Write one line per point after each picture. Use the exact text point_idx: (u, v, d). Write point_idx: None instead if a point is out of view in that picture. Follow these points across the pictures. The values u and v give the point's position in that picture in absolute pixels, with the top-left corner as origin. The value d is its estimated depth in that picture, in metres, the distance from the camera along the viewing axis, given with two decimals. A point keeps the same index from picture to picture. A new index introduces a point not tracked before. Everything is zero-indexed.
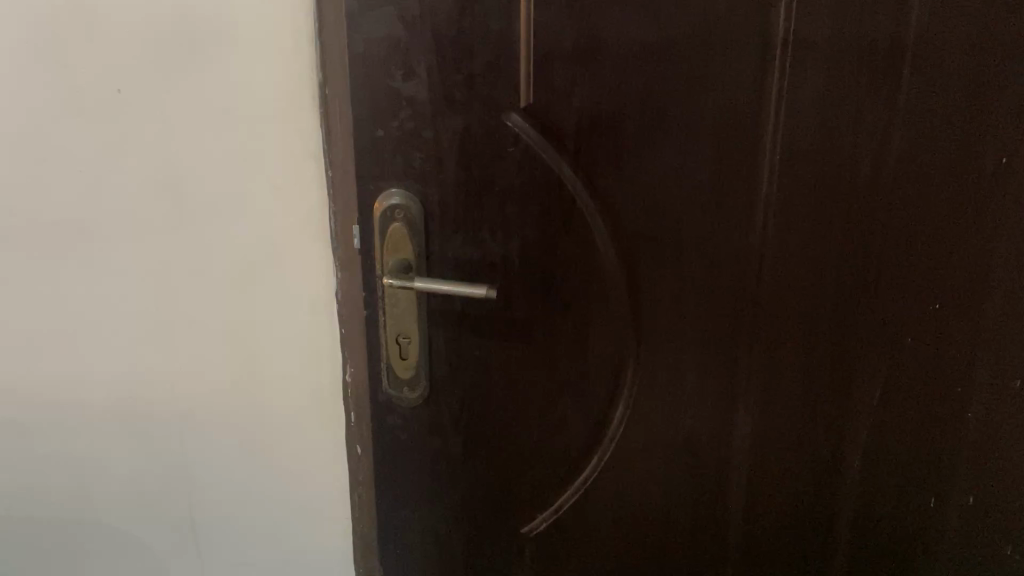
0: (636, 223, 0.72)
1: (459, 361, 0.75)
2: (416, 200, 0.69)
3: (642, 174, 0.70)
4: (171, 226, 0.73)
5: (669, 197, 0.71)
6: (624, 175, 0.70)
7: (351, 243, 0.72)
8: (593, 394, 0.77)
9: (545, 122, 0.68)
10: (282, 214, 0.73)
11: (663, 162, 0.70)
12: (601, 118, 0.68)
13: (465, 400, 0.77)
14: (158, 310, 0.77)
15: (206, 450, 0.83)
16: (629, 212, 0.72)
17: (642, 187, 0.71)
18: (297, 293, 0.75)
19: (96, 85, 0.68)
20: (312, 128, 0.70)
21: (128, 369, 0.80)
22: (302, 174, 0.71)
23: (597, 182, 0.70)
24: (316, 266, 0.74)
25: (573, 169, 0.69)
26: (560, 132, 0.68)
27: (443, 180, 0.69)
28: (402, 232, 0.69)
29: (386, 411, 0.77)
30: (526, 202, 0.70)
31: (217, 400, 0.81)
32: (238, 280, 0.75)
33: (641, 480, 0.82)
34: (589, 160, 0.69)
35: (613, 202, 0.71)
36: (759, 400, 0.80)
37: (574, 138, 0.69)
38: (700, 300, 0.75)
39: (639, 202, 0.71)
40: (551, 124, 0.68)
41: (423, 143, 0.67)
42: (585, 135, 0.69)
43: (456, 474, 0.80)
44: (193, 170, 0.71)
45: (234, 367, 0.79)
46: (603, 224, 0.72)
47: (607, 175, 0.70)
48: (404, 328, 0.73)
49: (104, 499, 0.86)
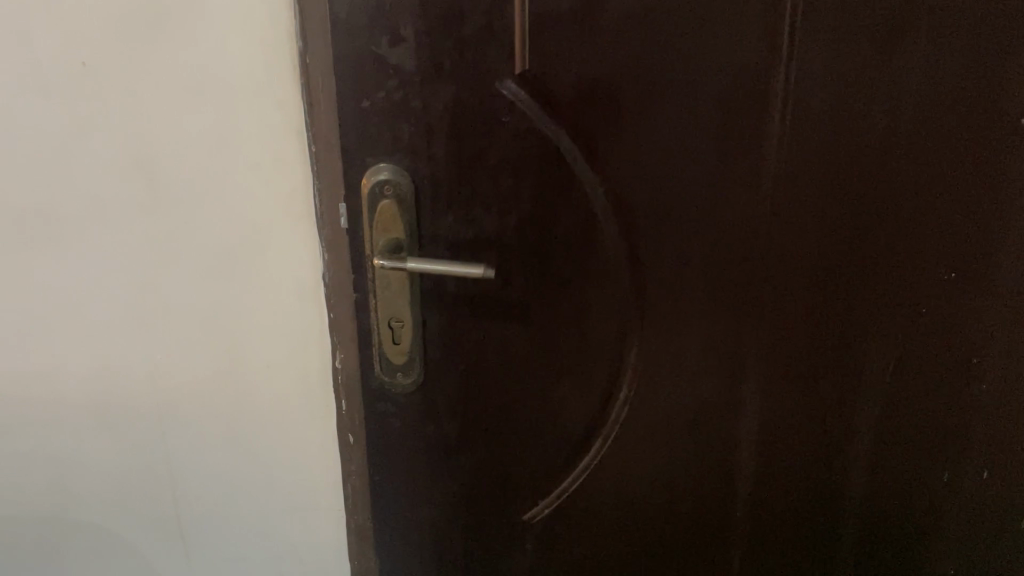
0: (637, 195, 0.68)
1: (455, 343, 0.71)
2: (406, 174, 0.65)
3: (644, 143, 0.67)
4: (145, 207, 0.69)
5: (671, 168, 0.68)
6: (625, 145, 0.66)
7: (338, 223, 0.68)
8: (594, 376, 0.74)
9: (542, 89, 0.64)
10: (262, 193, 0.68)
11: (666, 131, 0.66)
12: (600, 84, 0.64)
13: (461, 383, 0.73)
14: (134, 299, 0.73)
15: (191, 443, 0.79)
16: (631, 184, 0.68)
17: (644, 158, 0.67)
18: (282, 276, 0.71)
19: (59, 57, 0.63)
20: (293, 99, 0.65)
21: (106, 362, 0.76)
22: (283, 150, 0.67)
23: (597, 152, 0.66)
24: (301, 248, 0.70)
25: (572, 140, 0.66)
26: (557, 100, 0.64)
27: (433, 153, 0.65)
28: (393, 210, 0.65)
29: (378, 398, 0.73)
30: (522, 175, 0.66)
31: (199, 390, 0.77)
32: (218, 264, 0.71)
33: (645, 464, 0.79)
34: (588, 130, 0.66)
35: (612, 173, 0.67)
36: (767, 379, 0.77)
37: (571, 107, 0.65)
38: (704, 277, 0.72)
39: (640, 174, 0.68)
40: (548, 92, 0.64)
41: (412, 114, 0.63)
42: (583, 102, 0.65)
43: (453, 461, 0.76)
44: (166, 149, 0.67)
45: (216, 356, 0.75)
46: (604, 197, 0.68)
47: (607, 145, 0.66)
48: (396, 311, 0.69)
49: (85, 497, 0.82)
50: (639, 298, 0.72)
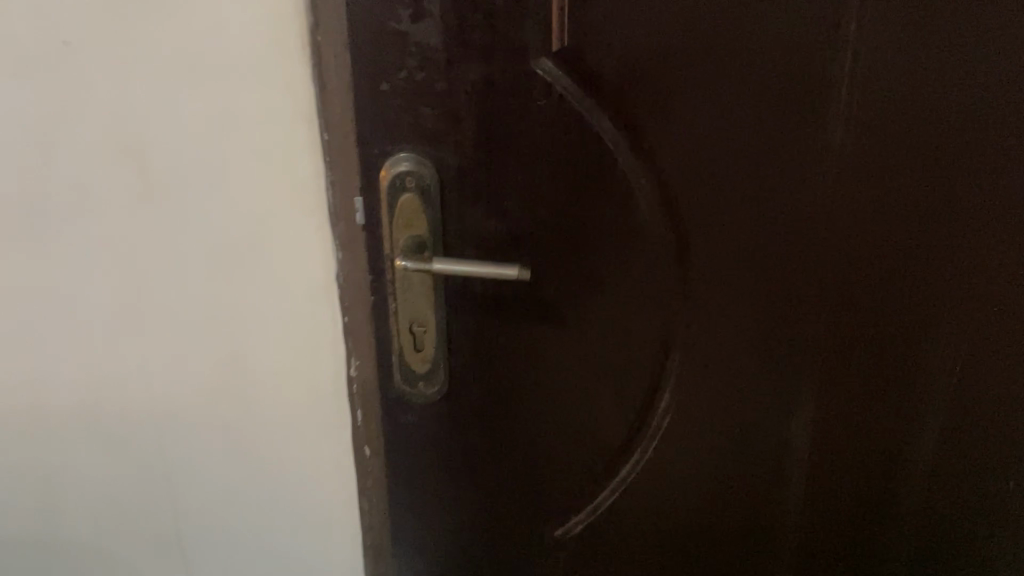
0: (684, 182, 0.62)
1: (483, 350, 0.65)
2: (429, 164, 0.58)
3: (694, 128, 0.60)
4: (138, 202, 0.62)
5: (721, 154, 0.61)
6: (672, 129, 0.60)
7: (352, 220, 0.61)
8: (633, 382, 0.68)
9: (581, 67, 0.57)
10: (270, 186, 0.61)
11: (716, 114, 0.60)
12: (647, 61, 0.58)
13: (488, 392, 0.67)
14: (128, 302, 0.66)
15: (193, 456, 0.73)
16: (677, 172, 0.62)
17: (691, 142, 0.61)
18: (292, 276, 0.65)
19: (37, 35, 0.55)
20: (302, 83, 0.57)
21: (99, 370, 0.69)
22: (291, 139, 0.59)
23: (640, 137, 0.60)
24: (313, 246, 0.63)
25: (614, 125, 0.59)
26: (598, 79, 0.58)
27: (459, 140, 0.58)
28: (416, 204, 0.59)
29: (398, 409, 0.67)
30: (558, 164, 0.60)
31: (201, 399, 0.70)
32: (222, 265, 0.64)
33: (688, 473, 0.74)
34: (631, 112, 0.59)
35: (656, 159, 0.61)
36: (822, 381, 0.71)
37: (613, 86, 0.58)
38: (752, 271, 0.66)
39: (688, 160, 0.61)
40: (588, 71, 0.58)
41: (436, 97, 0.56)
42: (628, 82, 0.58)
43: (480, 474, 0.70)
44: (161, 137, 0.59)
45: (220, 363, 0.69)
46: (649, 188, 0.62)
47: (651, 128, 0.60)
48: (418, 316, 0.62)
49: (81, 512, 0.76)
50: (682, 295, 0.66)
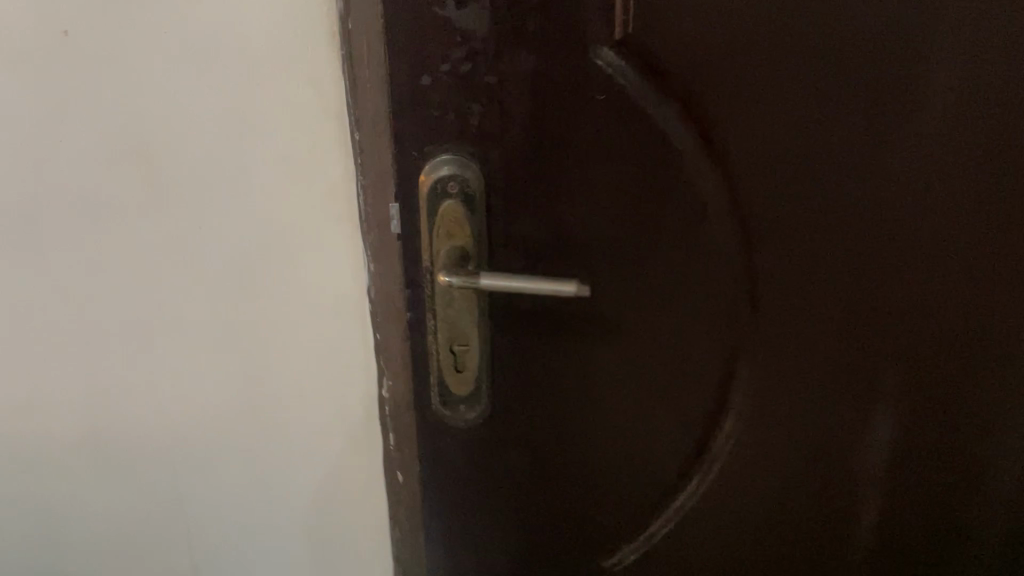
0: (753, 182, 0.57)
1: (530, 369, 0.59)
2: (475, 167, 0.52)
3: (770, 124, 0.55)
4: (147, 210, 0.56)
5: (795, 152, 0.56)
6: (745, 124, 0.55)
7: (386, 227, 0.55)
8: (692, 404, 0.63)
9: (646, 57, 0.51)
10: (294, 192, 0.56)
11: (793, 107, 0.55)
12: (719, 49, 0.52)
13: (535, 415, 0.61)
14: (136, 319, 0.60)
15: (208, 482, 0.67)
16: (752, 173, 0.56)
17: (764, 139, 0.55)
18: (318, 291, 0.59)
19: (35, 23, 0.49)
20: (331, 77, 0.52)
21: (106, 392, 0.63)
22: (319, 139, 0.54)
23: (709, 135, 0.55)
24: (341, 258, 0.58)
25: (682, 121, 0.54)
26: (665, 70, 0.52)
27: (508, 140, 0.52)
28: (458, 211, 0.52)
29: (436, 435, 0.60)
30: (618, 165, 0.54)
31: (217, 422, 0.64)
32: (239, 278, 0.58)
33: (751, 496, 0.68)
34: (700, 106, 0.54)
35: (724, 158, 0.56)
36: (901, 394, 0.66)
37: (681, 78, 0.52)
38: (828, 280, 0.61)
39: (758, 158, 0.56)
40: (654, 61, 0.51)
41: (483, 92, 0.50)
42: (698, 73, 0.52)
43: (523, 504, 0.65)
44: (173, 138, 0.53)
45: (237, 384, 0.63)
46: (719, 190, 0.56)
47: (722, 123, 0.54)
48: (459, 334, 0.56)
49: (89, 541, 0.71)
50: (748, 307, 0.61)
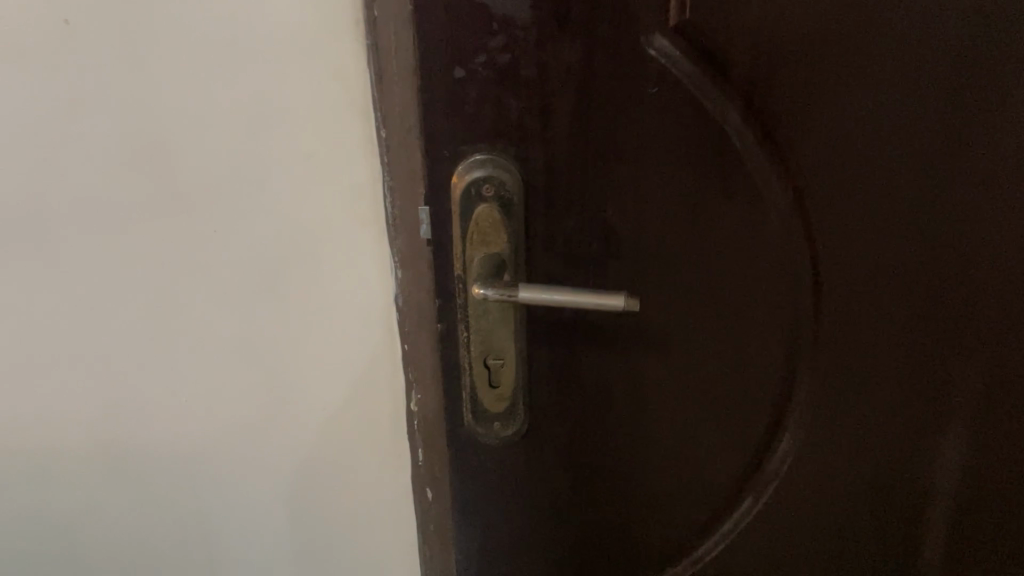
0: (817, 180, 0.52)
1: (571, 384, 0.55)
2: (513, 168, 0.48)
3: (840, 119, 0.50)
4: (160, 213, 0.52)
5: (865, 149, 0.51)
6: (813, 120, 0.50)
7: (416, 232, 0.51)
8: (747, 423, 0.59)
9: (704, 47, 0.47)
10: (315, 194, 0.51)
11: (865, 100, 0.50)
12: (784, 36, 0.47)
13: (577, 433, 0.57)
14: (150, 329, 0.56)
15: (227, 497, 0.64)
16: (819, 175, 0.52)
17: (831, 136, 0.51)
18: (341, 300, 0.55)
19: (35, 13, 0.45)
20: (355, 69, 0.48)
21: (119, 405, 0.59)
22: (343, 138, 0.50)
23: (772, 132, 0.50)
24: (366, 265, 0.53)
25: (743, 117, 0.49)
26: (724, 60, 0.47)
27: (549, 139, 0.47)
28: (494, 216, 0.48)
29: (468, 454, 0.56)
30: (672, 166, 0.49)
31: (236, 436, 0.61)
32: (259, 285, 0.54)
33: (807, 515, 0.65)
34: (763, 101, 0.49)
35: (787, 154, 0.51)
36: (972, 412, 0.62)
37: (742, 68, 0.47)
38: (897, 288, 0.56)
39: (823, 156, 0.51)
40: (713, 51, 0.47)
41: (522, 86, 0.45)
42: (759, 62, 0.47)
43: (563, 526, 0.61)
44: (184, 135, 0.49)
45: (257, 397, 0.59)
46: (783, 195, 0.52)
47: (785, 117, 0.50)
48: (494, 348, 0.52)
49: (104, 556, 0.67)
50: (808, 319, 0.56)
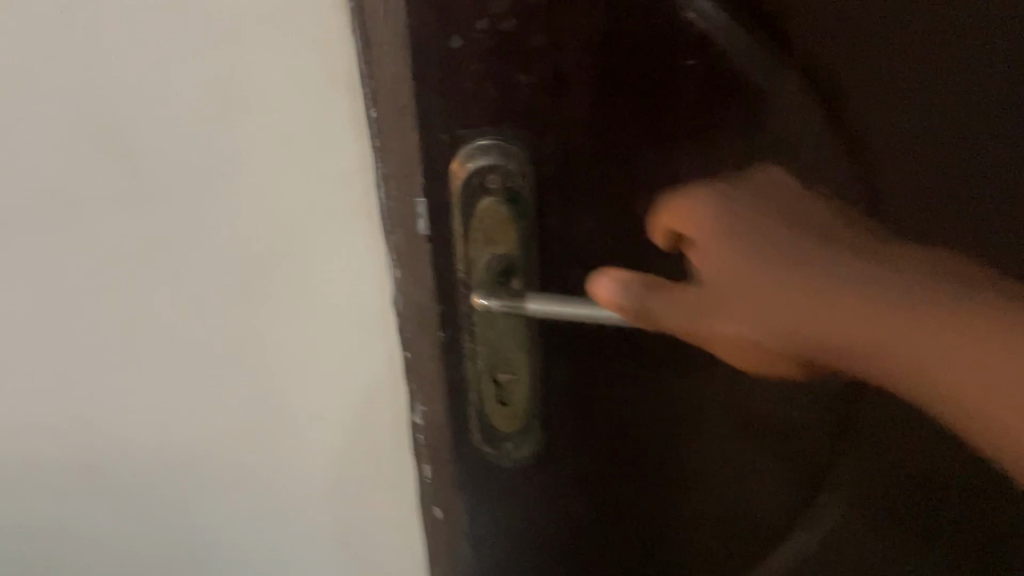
0: (880, 156, 0.46)
1: (595, 403, 0.49)
2: (522, 155, 0.40)
3: (897, 80, 0.44)
4: (125, 207, 0.45)
5: (925, 117, 0.46)
6: (869, 86, 0.44)
7: (413, 228, 0.43)
8: (794, 460, 0.55)
9: (751, 6, 0.39)
10: (297, 183, 0.44)
11: (924, 53, 0.44)
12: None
13: (602, 452, 0.51)
14: (124, 333, 0.49)
15: (220, 506, 0.58)
16: (876, 146, 0.45)
17: (888, 101, 0.44)
18: (333, 300, 0.48)
19: None
20: (339, 38, 0.40)
21: (96, 412, 0.53)
22: (328, 118, 0.43)
23: (827, 103, 0.43)
24: (359, 262, 0.47)
25: (796, 88, 0.42)
26: (776, 22, 0.40)
27: (564, 120, 0.40)
28: (502, 212, 0.41)
29: (481, 476, 0.50)
30: (717, 148, 0.42)
31: (225, 446, 0.55)
32: (242, 286, 0.48)
33: (851, 540, 0.62)
34: (819, 68, 0.42)
35: (848, 129, 0.44)
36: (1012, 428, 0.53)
37: (799, 32, 0.40)
38: (852, 239, 0.45)
39: (880, 123, 0.45)
40: (764, 11, 0.39)
41: (532, 57, 0.38)
42: (819, 24, 0.40)
43: (588, 549, 0.55)
44: (139, 121, 0.42)
45: (247, 405, 0.53)
46: (840, 175, 0.45)
47: (846, 85, 0.43)
48: (504, 361, 0.45)
49: (94, 558, 0.63)
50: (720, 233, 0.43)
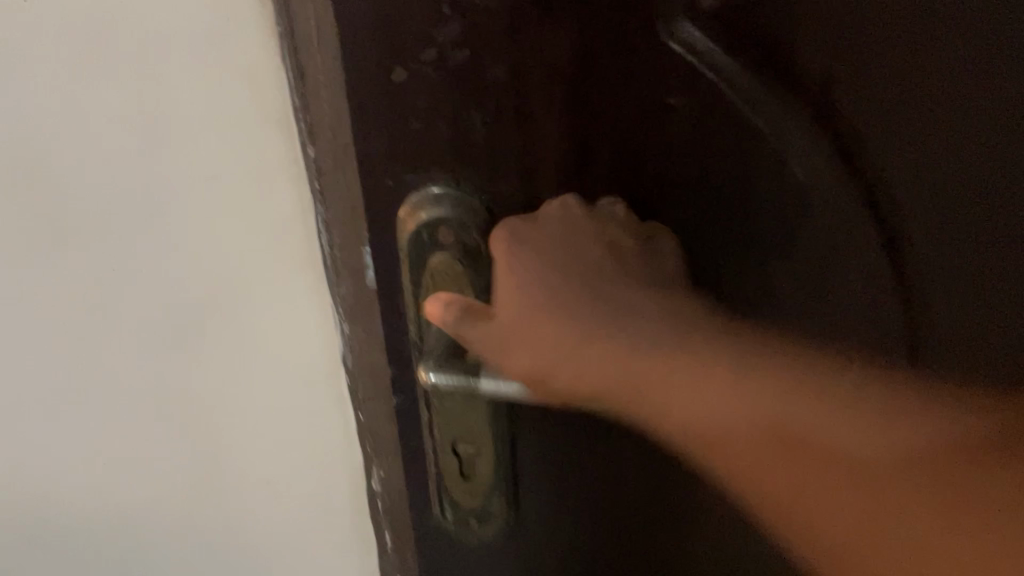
0: (901, 206, 0.40)
1: (574, 486, 0.42)
2: (480, 204, 0.35)
3: (926, 110, 0.38)
4: (35, 251, 0.39)
5: (948, 152, 0.39)
6: (894, 117, 0.37)
7: (361, 281, 0.38)
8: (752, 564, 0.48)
9: (742, 32, 0.33)
10: (227, 227, 0.39)
11: (953, 76, 0.38)
12: (859, 16, 0.34)
13: (580, 538, 0.44)
14: (46, 387, 0.44)
15: (166, 562, 0.53)
16: (907, 185, 0.39)
17: (919, 134, 0.38)
18: (275, 356, 0.43)
19: None
20: (269, 71, 0.34)
21: (21, 471, 0.48)
22: (261, 158, 0.37)
23: (847, 138, 0.37)
24: (303, 314, 0.41)
25: (808, 118, 0.36)
26: (774, 45, 0.34)
27: (527, 164, 0.34)
28: (455, 268, 0.35)
29: (443, 551, 0.44)
30: (721, 194, 0.36)
31: (167, 505, 0.49)
32: (173, 339, 0.42)
33: None
34: (831, 95, 0.36)
35: (867, 178, 0.38)
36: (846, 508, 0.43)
37: (804, 66, 0.35)
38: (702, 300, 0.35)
39: (910, 158, 0.39)
40: (755, 37, 0.33)
41: (488, 93, 0.32)
42: (828, 57, 0.35)
43: None
44: (42, 159, 0.36)
45: (188, 463, 0.47)
46: (867, 217, 0.39)
47: (864, 128, 0.37)
48: (465, 433, 0.40)
49: None
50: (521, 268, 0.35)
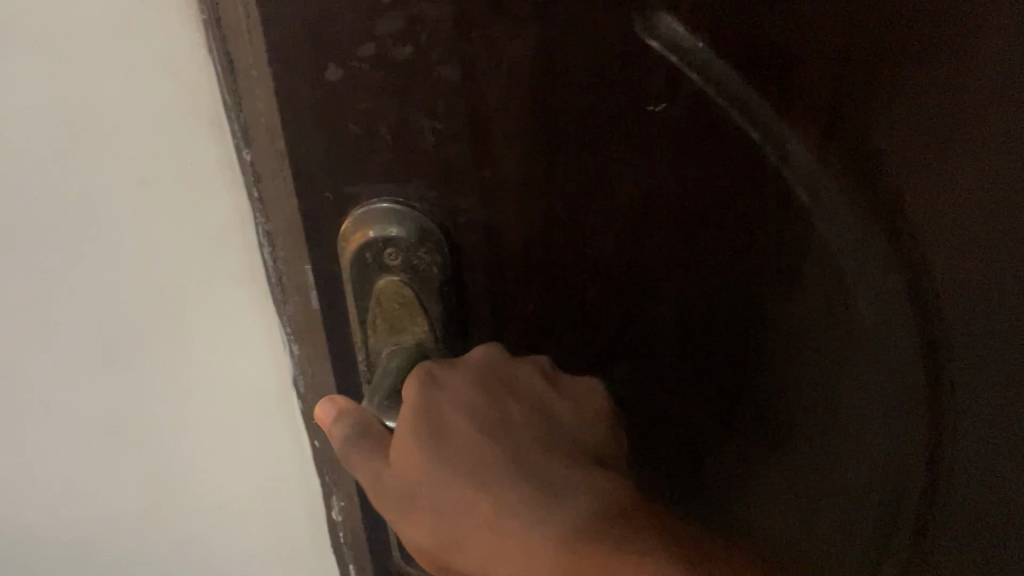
0: (933, 245, 0.34)
1: None
2: (434, 224, 0.30)
3: (948, 111, 0.31)
4: None
5: (971, 161, 0.32)
6: (907, 124, 0.31)
7: (307, 300, 0.33)
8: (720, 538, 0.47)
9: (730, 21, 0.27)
10: (146, 247, 0.32)
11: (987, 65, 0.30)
12: (871, 28, 0.28)
13: None
14: None
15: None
16: (924, 202, 0.32)
17: (938, 143, 0.31)
18: (219, 384, 0.38)
19: None
20: (179, 65, 0.27)
21: None
22: (178, 168, 0.30)
23: (853, 151, 0.31)
24: (247, 340, 0.36)
25: (800, 127, 0.30)
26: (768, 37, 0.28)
27: (485, 175, 0.29)
28: (405, 295, 0.31)
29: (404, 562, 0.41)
30: (704, 208, 0.31)
31: (109, 526, 0.45)
32: (98, 365, 0.36)
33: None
34: (836, 100, 0.30)
35: (889, 211, 0.33)
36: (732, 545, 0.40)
37: (810, 85, 0.29)
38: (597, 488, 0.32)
39: (927, 169, 0.32)
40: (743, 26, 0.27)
41: (437, 95, 0.27)
42: (840, 72, 0.29)
43: None
44: None
45: (130, 487, 0.43)
46: (865, 234, 0.33)
47: (886, 156, 0.31)
48: None
49: None
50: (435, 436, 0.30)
